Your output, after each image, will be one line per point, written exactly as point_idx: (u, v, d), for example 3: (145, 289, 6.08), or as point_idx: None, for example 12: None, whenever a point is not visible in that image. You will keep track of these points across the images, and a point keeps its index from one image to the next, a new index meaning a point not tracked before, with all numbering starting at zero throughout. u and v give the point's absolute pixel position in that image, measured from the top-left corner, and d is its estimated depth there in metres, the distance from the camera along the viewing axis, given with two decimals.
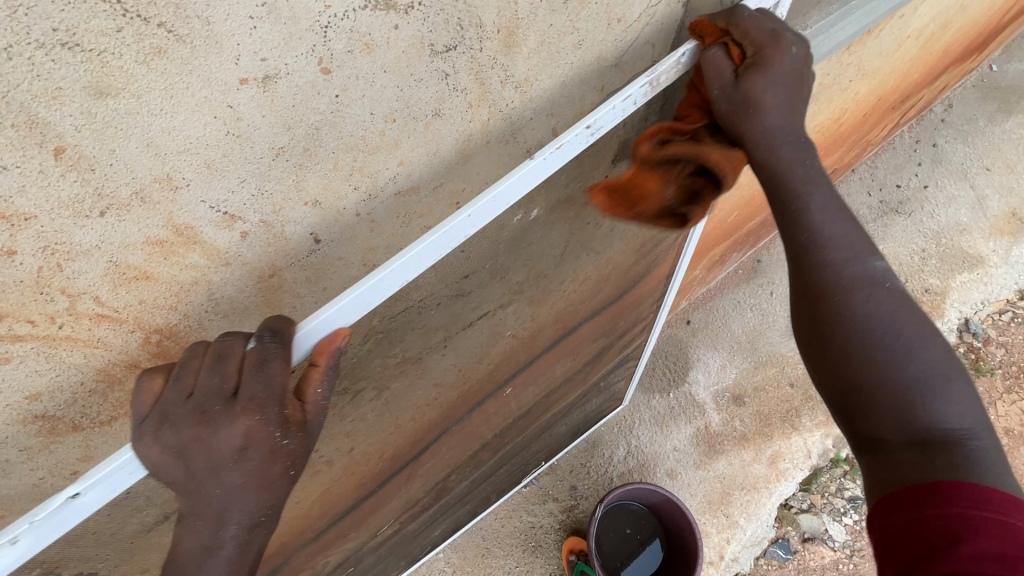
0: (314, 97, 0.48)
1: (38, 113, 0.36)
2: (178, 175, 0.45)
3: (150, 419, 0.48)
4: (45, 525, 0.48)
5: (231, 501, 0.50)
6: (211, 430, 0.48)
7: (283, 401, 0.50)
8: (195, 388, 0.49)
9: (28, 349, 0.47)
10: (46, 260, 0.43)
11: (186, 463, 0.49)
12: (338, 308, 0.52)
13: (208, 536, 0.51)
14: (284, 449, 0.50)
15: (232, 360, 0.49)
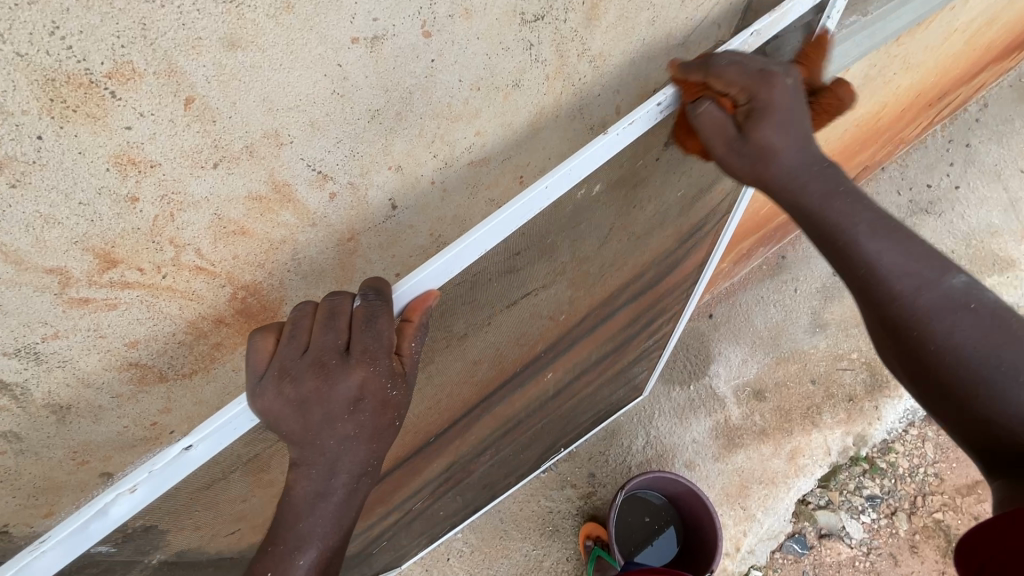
0: (413, 61, 0.49)
1: (178, 62, 0.37)
2: (285, 131, 0.46)
3: (269, 373, 0.52)
4: (162, 475, 0.50)
5: (345, 449, 0.54)
6: (331, 382, 0.51)
7: (391, 355, 0.53)
8: (309, 343, 0.53)
9: (133, 297, 0.49)
10: (162, 209, 0.44)
11: (304, 414, 0.52)
12: (428, 272, 0.55)
13: (320, 483, 0.54)
14: (393, 400, 0.54)
15: (343, 317, 0.53)
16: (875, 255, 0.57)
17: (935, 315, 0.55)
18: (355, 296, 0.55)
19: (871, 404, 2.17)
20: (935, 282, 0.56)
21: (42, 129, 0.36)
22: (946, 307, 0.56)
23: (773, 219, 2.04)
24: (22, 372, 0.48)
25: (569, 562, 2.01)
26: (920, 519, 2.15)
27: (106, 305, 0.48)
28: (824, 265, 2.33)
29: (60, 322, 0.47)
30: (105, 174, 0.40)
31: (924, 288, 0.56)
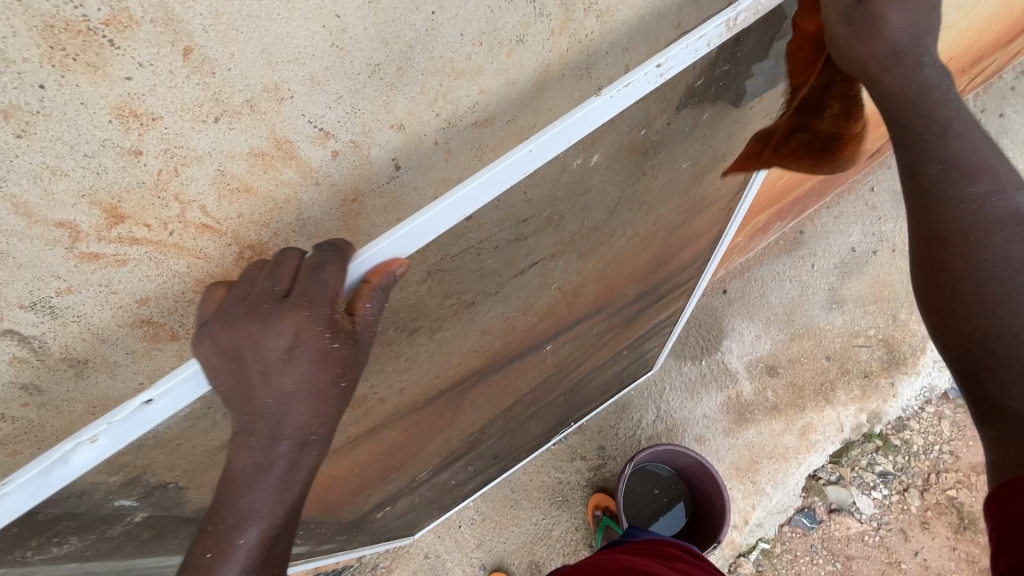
0: (412, 13, 0.48)
1: (174, 9, 0.37)
2: (285, 86, 0.46)
3: (209, 323, 0.51)
4: (121, 431, 0.51)
5: (282, 414, 0.52)
6: (263, 329, 0.50)
7: (332, 304, 0.52)
8: (251, 291, 0.52)
9: (142, 253, 0.50)
10: (166, 163, 0.45)
11: (241, 367, 0.51)
12: (395, 235, 0.54)
13: (260, 453, 0.52)
14: (333, 354, 0.51)
15: (289, 268, 0.53)
16: (954, 153, 0.60)
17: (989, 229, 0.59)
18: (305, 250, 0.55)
19: (887, 381, 2.15)
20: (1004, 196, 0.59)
21: (44, 79, 0.36)
22: (1001, 223, 0.59)
23: (792, 191, 1.99)
24: (38, 325, 0.50)
25: (578, 531, 2.05)
26: (933, 496, 2.14)
27: (116, 260, 0.49)
28: (842, 240, 2.29)
29: (72, 277, 0.48)
30: (108, 125, 0.40)
31: (989, 198, 0.59)
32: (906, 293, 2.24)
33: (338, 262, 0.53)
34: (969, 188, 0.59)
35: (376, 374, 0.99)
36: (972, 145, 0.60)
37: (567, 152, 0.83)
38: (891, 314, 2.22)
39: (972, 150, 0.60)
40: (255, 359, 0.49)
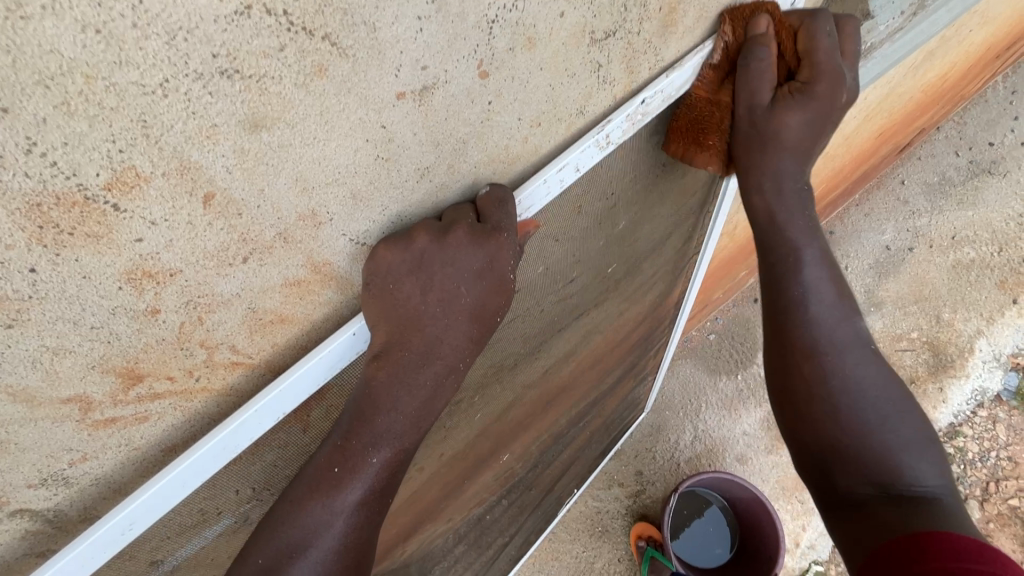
0: (467, 107, 0.40)
1: (192, 157, 0.29)
2: (324, 210, 0.38)
3: (330, 445, 0.44)
4: (102, 544, 0.44)
5: (358, 484, 0.45)
6: (349, 463, 0.44)
7: (364, 418, 0.44)
8: (360, 415, 0.44)
9: (165, 405, 0.43)
10: (188, 314, 0.37)
11: (349, 455, 0.44)
12: (191, 461, 0.45)
13: (320, 519, 0.44)
14: (365, 454, 0.44)
15: (366, 401, 0.44)
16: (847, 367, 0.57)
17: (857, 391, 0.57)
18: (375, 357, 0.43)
19: (935, 386, 2.02)
20: (884, 423, 0.56)
21: (35, 261, 0.28)
22: (875, 412, 0.56)
23: (828, 195, 1.89)
24: (51, 498, 0.42)
25: (621, 563, 1.94)
26: (994, 506, 1.99)
27: (135, 418, 0.42)
28: (876, 239, 2.16)
29: (87, 445, 0.41)
30: (118, 293, 0.33)
31: (881, 423, 0.56)
32: (949, 290, 2.11)
33: (372, 401, 0.44)
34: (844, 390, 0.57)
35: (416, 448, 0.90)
36: (869, 363, 0.58)
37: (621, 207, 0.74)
38: (935, 314, 2.08)
39: (869, 368, 0.58)
40: (358, 451, 0.44)
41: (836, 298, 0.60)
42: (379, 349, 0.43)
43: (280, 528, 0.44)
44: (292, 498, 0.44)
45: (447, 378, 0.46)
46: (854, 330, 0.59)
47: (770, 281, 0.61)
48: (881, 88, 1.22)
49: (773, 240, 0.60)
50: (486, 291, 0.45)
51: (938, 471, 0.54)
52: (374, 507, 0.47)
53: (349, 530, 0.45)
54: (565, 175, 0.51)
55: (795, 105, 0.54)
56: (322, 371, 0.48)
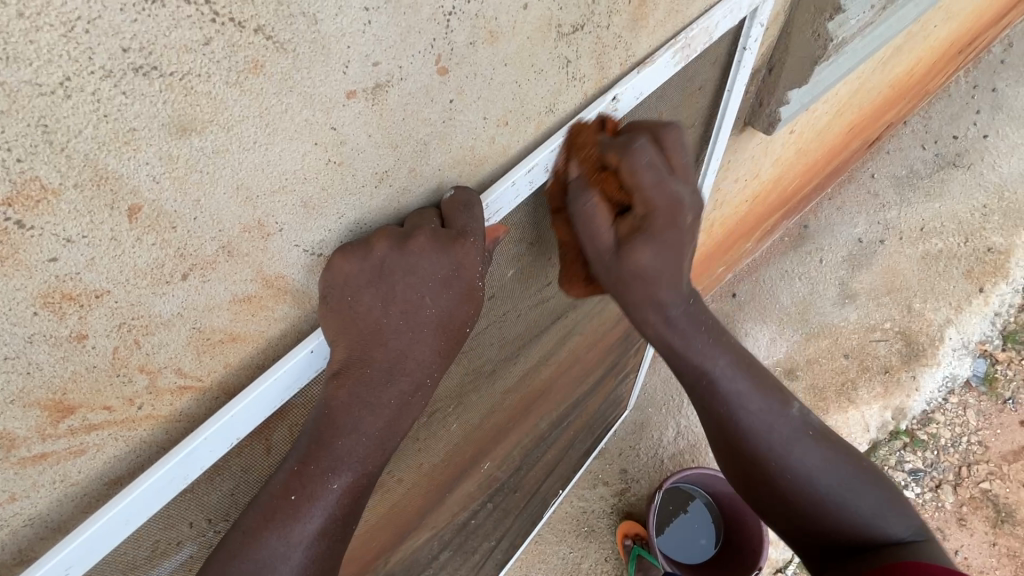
0: (426, 107, 0.38)
1: (108, 165, 0.26)
2: (271, 220, 0.35)
3: (287, 470, 0.40)
4: None
5: (314, 514, 0.41)
6: (304, 490, 0.40)
7: (323, 440, 0.40)
8: (319, 437, 0.40)
9: (105, 436, 0.39)
10: (123, 338, 0.34)
11: (306, 481, 0.40)
12: (136, 495, 0.41)
13: (274, 551, 0.40)
14: (322, 480, 0.41)
15: (326, 421, 0.40)
16: (792, 455, 0.57)
17: (809, 474, 0.57)
18: (333, 373, 0.40)
19: (908, 375, 2.06)
20: (843, 496, 0.57)
21: None
22: (833, 487, 0.57)
23: (802, 189, 1.90)
24: None
25: (607, 562, 1.93)
26: (967, 490, 2.04)
27: (71, 452, 0.38)
28: (849, 232, 2.19)
29: (17, 483, 0.37)
30: (34, 319, 0.29)
31: (840, 491, 0.57)
32: (919, 281, 2.16)
33: (332, 421, 0.40)
34: (799, 474, 0.57)
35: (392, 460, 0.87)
36: (812, 443, 0.58)
37: None
38: (906, 305, 2.12)
39: (813, 450, 0.58)
40: (317, 476, 0.40)
41: (762, 402, 0.58)
42: (337, 366, 0.40)
43: (233, 563, 0.39)
44: (245, 527, 0.40)
45: (415, 395, 0.43)
46: (791, 423, 0.58)
47: (702, 404, 0.60)
48: (851, 84, 1.23)
49: (682, 366, 0.59)
50: (454, 300, 0.42)
51: (907, 522, 0.57)
52: (336, 536, 0.43)
53: (307, 562, 0.41)
54: (535, 176, 0.49)
55: (642, 243, 0.51)
56: (281, 390, 0.45)
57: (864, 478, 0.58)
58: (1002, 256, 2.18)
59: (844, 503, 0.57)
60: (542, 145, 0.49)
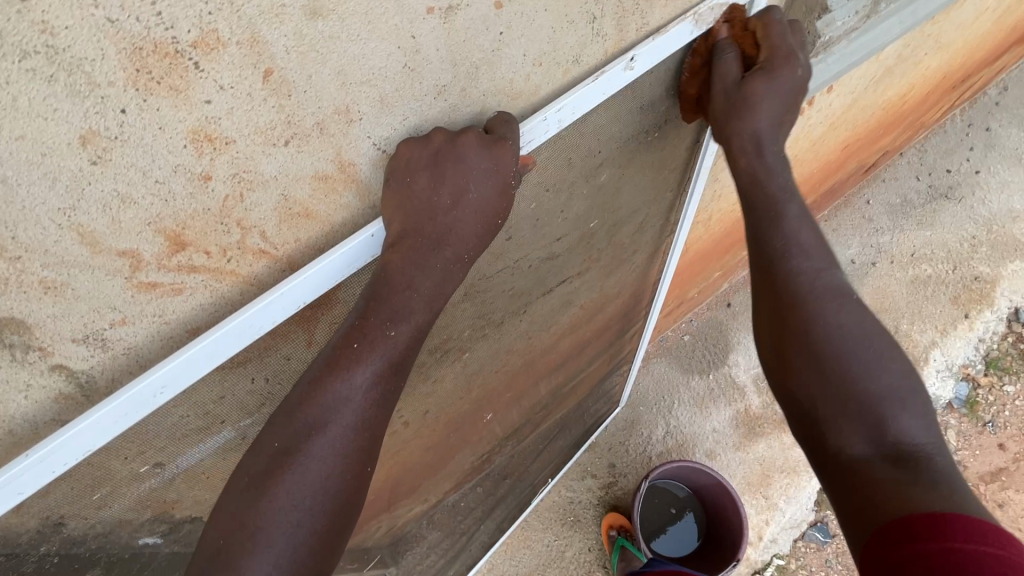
0: (482, 34, 0.47)
1: (260, 31, 0.36)
2: (356, 107, 0.45)
3: (349, 323, 0.49)
4: (132, 408, 0.48)
5: (375, 357, 0.49)
6: (364, 339, 0.49)
7: (381, 297, 0.49)
8: (376, 295, 0.49)
9: (198, 281, 0.48)
10: (233, 189, 0.43)
11: (365, 331, 0.49)
12: (218, 336, 0.49)
13: (340, 394, 0.48)
14: (379, 331, 0.49)
15: (381, 282, 0.49)
16: (836, 321, 0.62)
17: (844, 342, 0.61)
18: (391, 244, 0.49)
19: None
20: (871, 376, 0.60)
21: (126, 103, 0.34)
22: (866, 364, 0.60)
23: None
24: (88, 358, 0.46)
25: (590, 552, 1.98)
26: None
27: (172, 289, 0.47)
28: (843, 251, 2.29)
29: (129, 308, 0.46)
30: (182, 151, 0.38)
31: (870, 374, 0.60)
32: (907, 303, 2.24)
33: (388, 283, 0.49)
34: (829, 328, 0.62)
35: (403, 396, 0.95)
36: (855, 317, 0.63)
37: (607, 170, 0.82)
38: (893, 325, 2.20)
39: (855, 322, 0.63)
40: (374, 328, 0.49)
41: (813, 249, 0.66)
42: (395, 238, 0.49)
43: (303, 407, 0.47)
44: (314, 373, 0.48)
45: (455, 266, 0.53)
46: (836, 282, 0.65)
47: (758, 236, 0.68)
48: (843, 98, 1.34)
49: (760, 197, 0.68)
50: (492, 188, 0.51)
51: (928, 434, 0.57)
52: (389, 385, 0.51)
53: (367, 404, 0.49)
54: (560, 117, 0.58)
55: (760, 78, 0.66)
56: (337, 270, 0.53)
57: (895, 367, 0.61)
58: (988, 285, 2.27)
59: (873, 383, 0.59)
60: (566, 92, 0.58)
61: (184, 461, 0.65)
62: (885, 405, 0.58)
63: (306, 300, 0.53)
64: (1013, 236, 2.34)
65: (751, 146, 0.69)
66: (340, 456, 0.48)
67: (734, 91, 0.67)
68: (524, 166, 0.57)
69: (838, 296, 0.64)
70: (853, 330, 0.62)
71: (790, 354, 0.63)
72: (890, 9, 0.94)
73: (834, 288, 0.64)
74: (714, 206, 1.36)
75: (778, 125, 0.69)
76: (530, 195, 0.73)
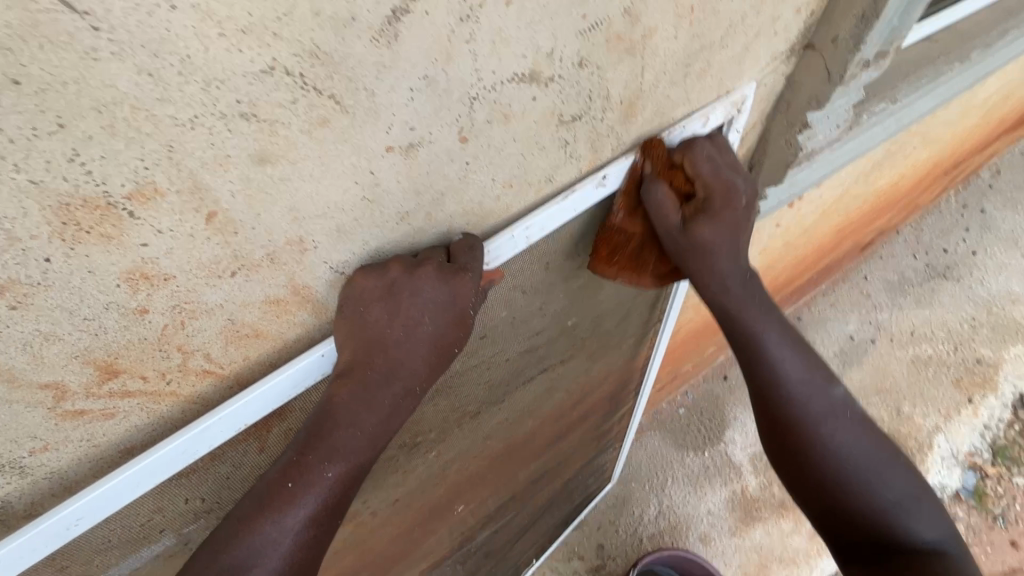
0: (447, 165, 0.47)
1: (203, 179, 0.35)
2: (310, 238, 0.44)
3: (287, 457, 0.47)
4: (49, 536, 0.45)
5: (308, 498, 0.46)
6: (299, 476, 0.46)
7: (322, 431, 0.47)
8: (318, 430, 0.47)
9: (134, 405, 0.45)
10: (173, 318, 0.41)
11: (301, 469, 0.46)
12: (150, 461, 0.46)
13: (267, 536, 0.45)
14: (316, 469, 0.46)
15: (325, 416, 0.47)
16: (839, 446, 0.64)
17: (836, 448, 0.63)
18: (337, 376, 0.48)
19: None
20: (877, 488, 0.63)
21: (51, 252, 0.33)
22: (867, 467, 0.63)
23: (794, 281, 2.00)
24: (4, 487, 0.43)
25: None
26: None
27: (103, 414, 0.44)
28: (841, 328, 2.26)
29: (52, 435, 0.43)
30: (115, 290, 0.37)
31: (879, 486, 0.63)
32: (908, 384, 2.17)
33: (331, 417, 0.47)
34: (818, 442, 0.64)
35: (369, 488, 0.89)
36: (853, 430, 0.65)
37: (587, 268, 0.80)
38: (895, 407, 2.13)
39: (851, 431, 0.64)
40: (311, 465, 0.46)
41: (804, 385, 0.65)
42: (343, 368, 0.48)
43: (229, 548, 0.44)
44: (245, 511, 0.45)
45: (405, 400, 0.50)
46: (830, 399, 0.65)
47: (746, 362, 0.67)
48: (834, 189, 1.36)
49: (738, 331, 0.66)
50: (447, 322, 0.50)
51: (933, 526, 0.64)
52: (324, 525, 0.48)
53: (296, 548, 0.46)
54: (530, 234, 0.57)
55: (702, 220, 0.62)
56: (286, 388, 0.51)
57: (887, 458, 0.65)
58: (990, 368, 2.21)
59: (880, 495, 0.63)
60: (536, 211, 0.58)
61: (114, 573, 0.60)
62: (893, 513, 0.63)
63: (250, 420, 0.50)
64: (1014, 319, 2.31)
65: (722, 279, 0.64)
66: None
67: (679, 238, 0.63)
68: (491, 283, 0.56)
69: (833, 412, 0.64)
70: (849, 445, 0.64)
71: (798, 475, 0.66)
72: (876, 117, 0.95)
73: (824, 399, 0.65)
74: (705, 289, 1.35)
75: (736, 256, 0.65)
76: (505, 296, 0.71)
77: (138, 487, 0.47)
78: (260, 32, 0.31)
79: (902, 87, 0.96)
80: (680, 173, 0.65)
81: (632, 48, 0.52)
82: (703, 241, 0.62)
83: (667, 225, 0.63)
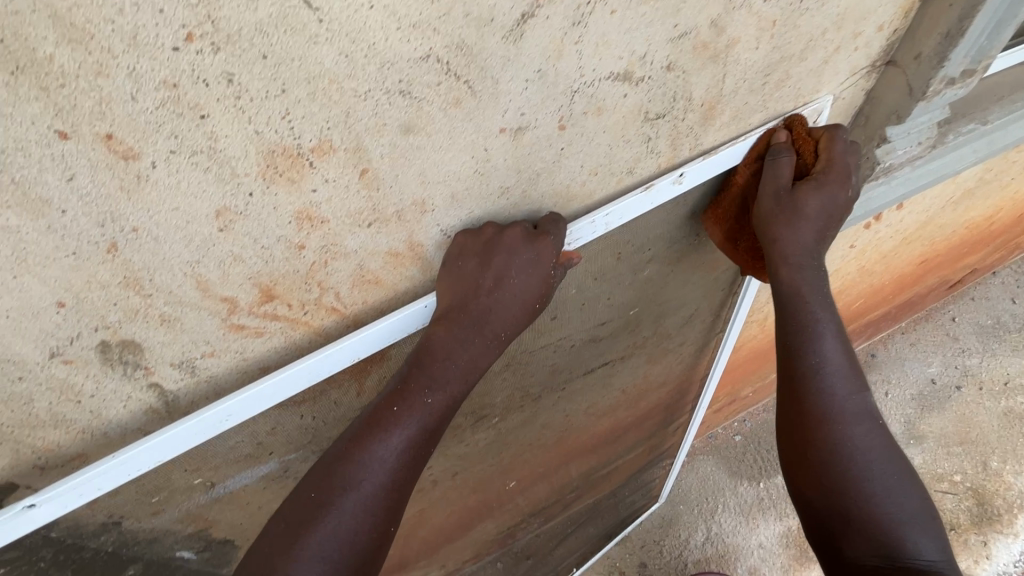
0: (546, 149, 0.55)
1: (365, 141, 0.45)
2: (430, 201, 0.53)
3: (395, 384, 0.56)
4: (206, 425, 0.55)
5: (411, 418, 0.55)
6: (403, 401, 0.55)
7: (423, 365, 0.56)
8: (421, 364, 0.56)
9: (277, 327, 0.56)
10: (320, 256, 0.52)
11: (405, 395, 0.55)
12: (285, 376, 0.56)
13: (377, 449, 0.53)
14: (417, 396, 0.55)
15: (426, 353, 0.56)
16: (857, 446, 0.63)
17: (863, 450, 0.63)
18: (436, 320, 0.57)
19: (978, 538, 1.82)
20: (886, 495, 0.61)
21: (254, 188, 0.43)
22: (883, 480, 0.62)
23: (869, 313, 1.92)
24: (178, 381, 0.55)
25: None
26: None
27: (255, 332, 0.55)
28: (921, 369, 2.11)
29: (218, 343, 0.54)
30: (287, 225, 0.47)
31: (885, 496, 0.61)
32: (999, 437, 1.98)
33: (431, 353, 0.56)
34: (846, 436, 0.63)
35: (435, 454, 0.97)
36: (874, 432, 0.64)
37: (654, 265, 0.86)
38: (982, 460, 1.95)
39: (873, 435, 0.64)
40: (414, 392, 0.55)
41: (843, 381, 0.65)
42: (442, 314, 0.57)
43: (347, 459, 0.53)
44: (360, 428, 0.54)
45: (492, 344, 0.58)
46: (863, 402, 0.65)
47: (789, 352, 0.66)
48: (916, 215, 1.32)
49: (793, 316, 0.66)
50: (533, 278, 0.57)
51: (936, 545, 0.60)
52: (422, 448, 0.56)
53: (399, 464, 0.54)
54: (609, 219, 0.64)
55: (810, 187, 0.66)
56: (392, 331, 0.60)
57: (904, 478, 0.63)
58: None
59: (884, 507, 0.61)
60: (616, 199, 0.65)
61: (230, 484, 0.71)
62: (898, 526, 0.60)
63: (361, 354, 0.59)
64: None
65: (790, 259, 0.66)
66: (369, 510, 0.53)
67: (783, 196, 0.67)
68: (570, 259, 0.63)
69: (862, 418, 0.64)
70: (868, 443, 0.63)
71: (802, 468, 0.65)
72: (964, 138, 0.95)
73: (853, 398, 0.64)
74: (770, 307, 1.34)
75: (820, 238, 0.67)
76: (577, 281, 0.78)
77: (273, 397, 0.57)
78: (424, 28, 0.41)
79: (993, 110, 0.95)
80: (811, 148, 0.70)
81: (717, 56, 0.58)
82: (802, 211, 0.66)
83: (777, 185, 0.68)
